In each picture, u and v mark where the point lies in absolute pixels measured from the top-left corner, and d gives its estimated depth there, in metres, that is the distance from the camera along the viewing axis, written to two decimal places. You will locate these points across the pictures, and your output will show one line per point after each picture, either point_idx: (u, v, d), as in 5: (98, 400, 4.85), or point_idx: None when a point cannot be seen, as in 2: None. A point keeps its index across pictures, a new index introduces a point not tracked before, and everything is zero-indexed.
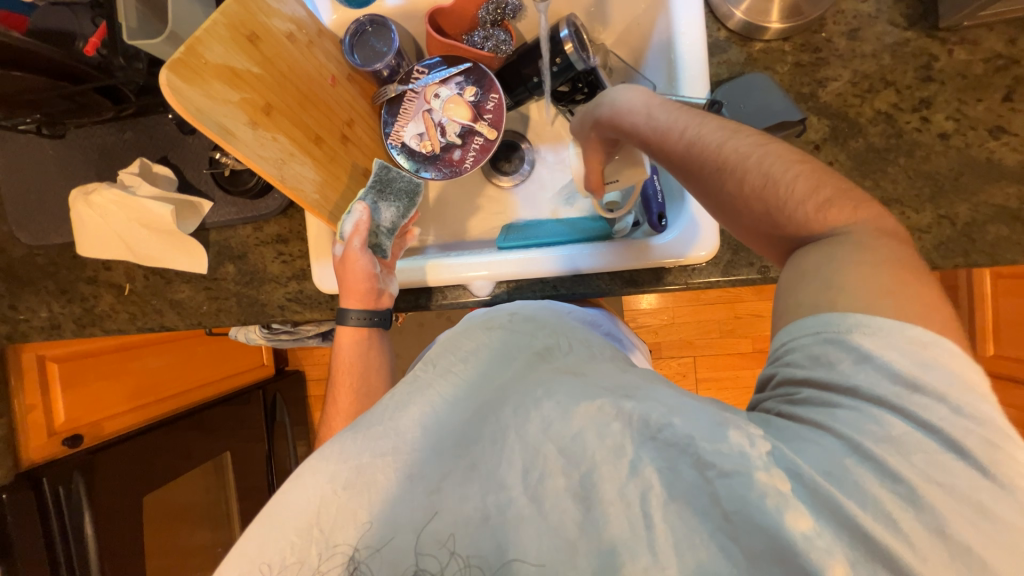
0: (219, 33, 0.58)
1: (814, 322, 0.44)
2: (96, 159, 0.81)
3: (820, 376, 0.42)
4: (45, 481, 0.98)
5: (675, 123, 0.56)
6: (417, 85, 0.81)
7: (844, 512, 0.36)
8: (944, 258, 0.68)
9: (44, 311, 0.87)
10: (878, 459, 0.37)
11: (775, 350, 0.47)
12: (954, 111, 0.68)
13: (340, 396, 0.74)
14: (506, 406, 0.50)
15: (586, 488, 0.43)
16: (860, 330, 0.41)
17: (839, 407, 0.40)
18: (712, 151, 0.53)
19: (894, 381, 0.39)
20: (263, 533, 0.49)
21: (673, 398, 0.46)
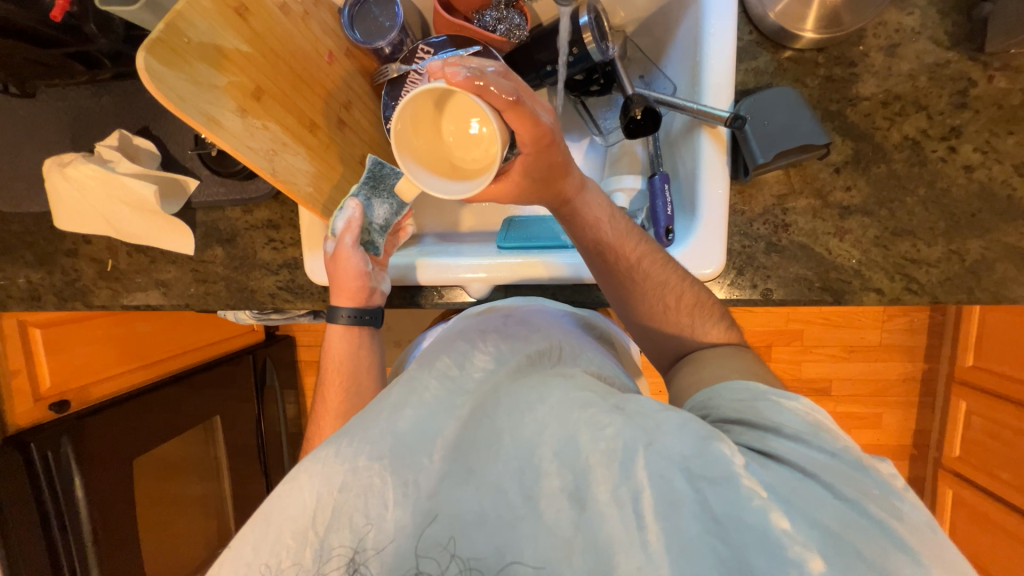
0: (203, 7, 0.52)
1: (733, 389, 0.54)
2: (71, 124, 0.75)
3: (747, 417, 0.51)
4: (34, 446, 0.98)
5: (626, 235, 0.64)
6: (422, 66, 0.73)
7: (810, 515, 0.42)
8: (948, 293, 0.68)
9: (21, 281, 0.83)
10: (822, 476, 0.44)
11: (700, 399, 0.57)
12: (983, 143, 0.65)
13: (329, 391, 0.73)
14: (498, 407, 0.51)
15: (580, 489, 0.45)
16: (773, 393, 0.52)
17: (772, 436, 0.48)
18: (642, 272, 0.64)
19: (805, 423, 0.48)
20: (260, 537, 0.47)
21: (659, 411, 0.48)
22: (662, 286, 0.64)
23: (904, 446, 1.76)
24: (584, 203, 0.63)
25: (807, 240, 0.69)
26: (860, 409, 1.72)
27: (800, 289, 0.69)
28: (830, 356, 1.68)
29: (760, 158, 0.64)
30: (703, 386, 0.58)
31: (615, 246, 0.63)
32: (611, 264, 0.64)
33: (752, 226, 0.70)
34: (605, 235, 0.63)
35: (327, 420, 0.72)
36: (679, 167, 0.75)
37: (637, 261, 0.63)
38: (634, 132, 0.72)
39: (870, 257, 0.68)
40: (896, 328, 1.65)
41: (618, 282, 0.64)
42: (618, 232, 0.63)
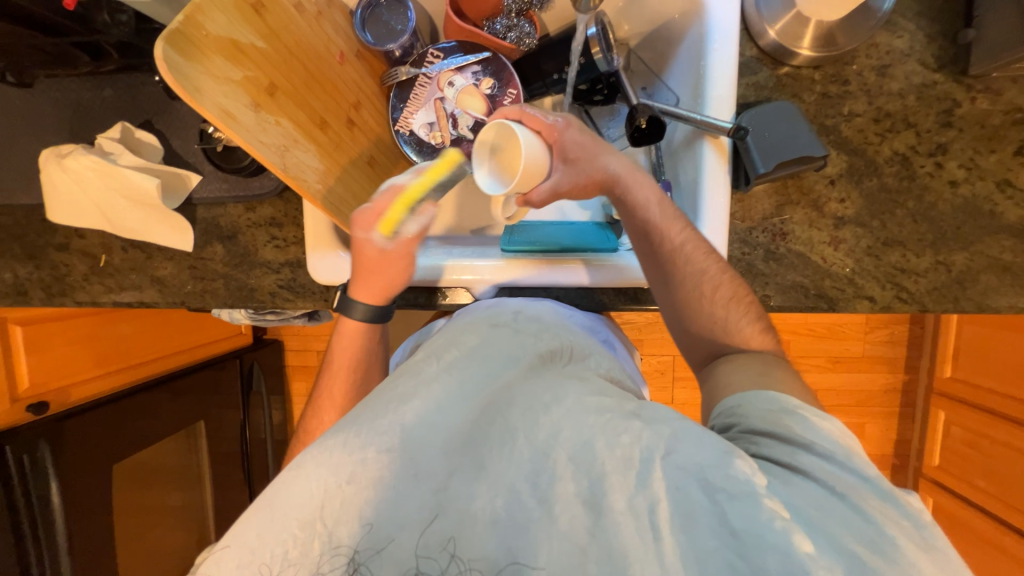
0: (222, 0, 0.52)
1: (766, 398, 0.54)
2: (70, 116, 0.74)
3: (779, 430, 0.50)
4: (9, 449, 0.94)
5: (674, 218, 0.65)
6: (431, 70, 0.76)
7: (838, 540, 0.42)
8: (936, 302, 0.70)
9: (7, 275, 0.80)
10: (849, 498, 0.45)
11: (728, 406, 0.56)
12: (966, 160, 0.69)
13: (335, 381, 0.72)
14: (513, 407, 0.52)
15: (595, 496, 0.46)
16: (805, 409, 0.52)
17: (804, 453, 0.48)
18: (684, 256, 0.65)
19: (838, 444, 0.48)
20: (263, 525, 0.45)
21: (678, 421, 0.49)
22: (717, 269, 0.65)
23: (887, 456, 1.78)
24: (636, 184, 0.65)
25: (803, 248, 0.71)
26: (845, 418, 1.75)
27: (796, 295, 0.71)
28: (816, 366, 1.71)
29: (761, 168, 0.66)
30: (739, 390, 0.58)
31: (662, 227, 0.65)
32: (656, 247, 0.65)
33: (751, 234, 0.72)
34: (657, 216, 0.65)
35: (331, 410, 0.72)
36: (680, 175, 0.77)
37: (683, 244, 0.64)
38: (639, 141, 0.75)
39: (863, 266, 0.71)
40: (878, 339, 1.70)
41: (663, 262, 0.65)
42: (667, 214, 0.65)
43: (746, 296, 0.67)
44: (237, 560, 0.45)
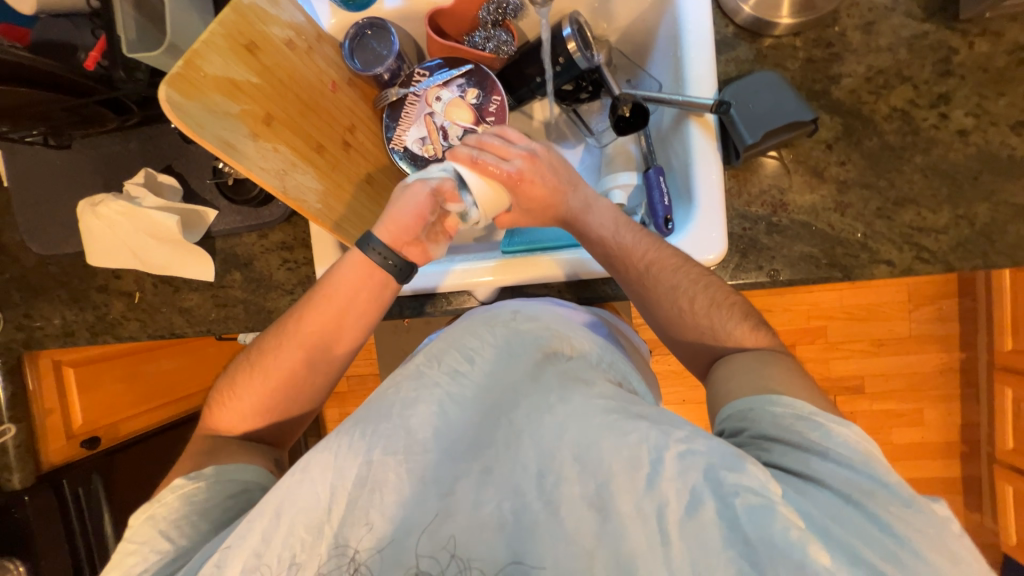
0: (217, 44, 0.58)
1: (774, 403, 0.52)
2: (103, 169, 0.82)
3: (791, 438, 0.49)
4: (66, 482, 1.00)
5: (634, 244, 0.66)
6: (419, 88, 0.79)
7: (857, 552, 0.41)
8: (962, 259, 0.66)
9: (57, 318, 0.88)
10: (864, 505, 0.44)
11: (739, 408, 0.54)
12: (973, 107, 0.66)
13: (305, 321, 0.66)
14: (518, 410, 0.52)
15: (602, 498, 0.45)
16: (820, 414, 0.50)
17: (815, 460, 0.47)
18: (652, 278, 0.64)
19: (858, 451, 0.47)
20: (269, 528, 0.47)
21: (682, 429, 0.47)
22: (693, 283, 0.64)
23: (952, 442, 1.62)
24: (590, 221, 0.68)
25: (807, 217, 0.69)
26: (898, 405, 1.61)
27: (806, 267, 0.68)
28: (858, 351, 1.59)
29: (749, 139, 0.65)
30: (739, 394, 0.56)
31: (623, 255, 0.66)
32: (622, 273, 0.66)
33: (750, 209, 0.70)
34: (614, 248, 0.66)
35: (289, 348, 0.66)
36: (672, 160, 0.77)
37: (647, 267, 0.65)
38: (624, 130, 0.78)
39: (875, 229, 0.68)
40: (924, 317, 1.56)
41: (630, 286, 0.66)
42: (625, 243, 0.66)
43: (729, 298, 0.64)
44: (241, 561, 0.46)
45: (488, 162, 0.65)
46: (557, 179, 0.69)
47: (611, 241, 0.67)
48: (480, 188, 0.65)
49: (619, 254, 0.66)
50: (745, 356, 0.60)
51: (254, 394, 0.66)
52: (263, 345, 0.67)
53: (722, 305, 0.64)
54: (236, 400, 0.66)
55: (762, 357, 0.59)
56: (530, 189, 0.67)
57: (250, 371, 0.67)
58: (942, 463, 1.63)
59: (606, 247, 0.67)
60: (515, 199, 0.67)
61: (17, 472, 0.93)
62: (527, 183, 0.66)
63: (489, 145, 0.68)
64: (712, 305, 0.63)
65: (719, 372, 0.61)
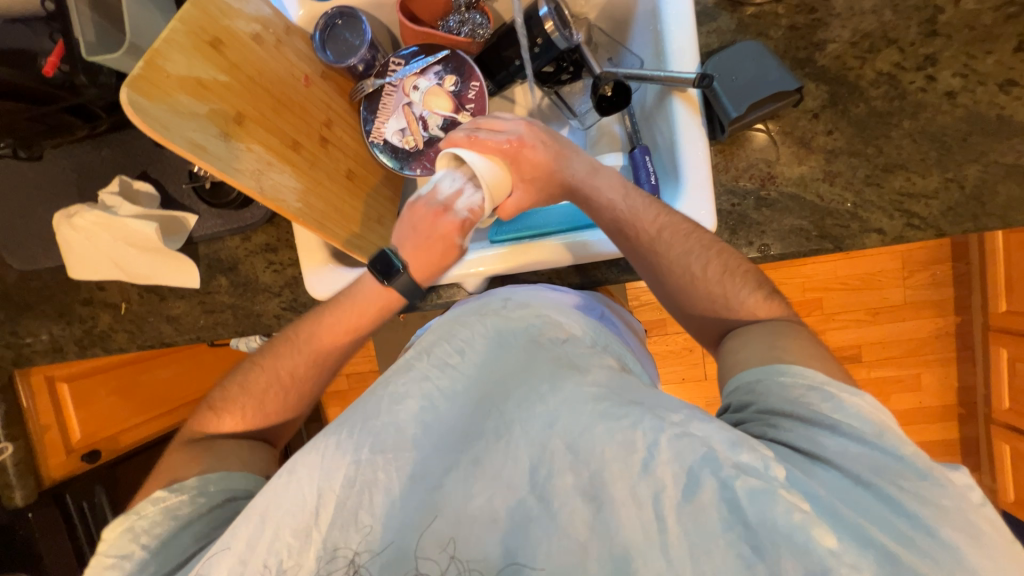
0: (179, 43, 0.56)
1: (783, 376, 0.51)
2: (77, 179, 0.80)
3: (799, 412, 0.49)
4: (69, 496, 1.01)
5: (644, 208, 0.64)
6: (395, 78, 0.77)
7: (865, 533, 0.41)
8: (953, 223, 0.65)
9: (44, 334, 0.86)
10: (876, 485, 0.44)
11: (746, 383, 0.54)
12: (961, 67, 0.65)
13: (318, 334, 0.68)
14: (508, 400, 0.52)
15: (595, 487, 0.45)
16: (832, 385, 0.50)
17: (825, 437, 0.47)
18: (663, 243, 0.63)
19: (871, 422, 0.46)
20: (255, 534, 0.47)
21: (681, 410, 0.48)
22: (704, 247, 0.63)
23: (949, 406, 1.64)
24: (596, 190, 0.67)
25: (796, 189, 0.68)
26: (895, 372, 1.63)
27: (797, 240, 0.68)
28: (854, 320, 1.60)
29: (734, 112, 0.64)
30: (746, 367, 0.55)
31: (633, 219, 0.64)
32: (632, 240, 0.65)
33: (738, 183, 0.69)
34: (625, 212, 0.65)
35: (299, 357, 0.68)
36: (657, 138, 0.75)
37: (659, 231, 0.63)
38: (607, 109, 0.76)
39: (864, 197, 0.67)
40: (919, 283, 1.56)
41: (641, 252, 0.64)
42: (636, 207, 0.65)
43: (740, 265, 0.63)
44: (228, 565, 0.47)
45: (484, 137, 0.66)
46: (555, 149, 0.68)
47: (623, 206, 0.65)
48: (481, 166, 0.64)
49: (630, 218, 0.64)
50: (755, 328, 0.59)
51: (258, 402, 0.67)
52: (270, 355, 0.68)
53: (736, 270, 0.62)
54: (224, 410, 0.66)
55: (762, 330, 0.59)
56: (530, 159, 0.66)
57: (256, 378, 0.68)
58: (940, 426, 1.65)
59: (618, 211, 0.65)
60: (516, 173, 0.66)
61: (19, 489, 0.93)
62: (529, 149, 0.66)
63: (484, 125, 0.69)
64: (712, 279, 0.62)
65: (726, 346, 0.60)
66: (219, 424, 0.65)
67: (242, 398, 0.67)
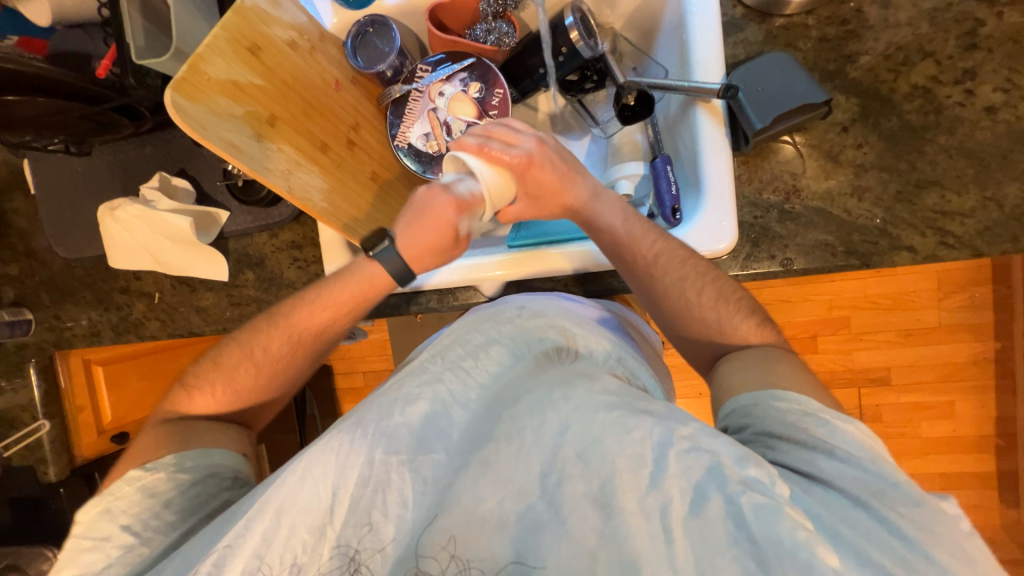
0: (220, 48, 0.59)
1: (780, 401, 0.51)
2: (121, 174, 0.85)
3: (799, 436, 0.48)
4: (97, 475, 1.06)
5: (642, 234, 0.65)
6: (422, 83, 0.79)
7: (867, 556, 0.40)
8: (990, 244, 0.63)
9: (84, 319, 0.91)
10: (873, 507, 0.43)
11: (744, 405, 0.53)
12: (1002, 82, 0.62)
13: (300, 316, 0.69)
14: (517, 404, 0.52)
15: (604, 496, 0.45)
16: (827, 412, 0.49)
17: (823, 458, 0.46)
18: (659, 269, 0.64)
19: (864, 447, 0.46)
20: (270, 529, 0.47)
21: (692, 423, 0.47)
22: (699, 275, 0.63)
23: (987, 437, 1.55)
24: (598, 209, 0.67)
25: (822, 203, 0.66)
26: (927, 397, 1.55)
27: (822, 255, 0.66)
28: (883, 341, 1.54)
29: (759, 123, 0.63)
30: (743, 391, 0.55)
31: (632, 245, 0.65)
32: (629, 264, 0.65)
33: (761, 195, 0.68)
34: (622, 237, 0.65)
35: (282, 338, 0.69)
36: (680, 148, 0.75)
37: (655, 257, 0.64)
38: (630, 118, 0.77)
39: (895, 214, 0.65)
40: (956, 306, 1.49)
41: (637, 277, 0.65)
42: (634, 233, 0.65)
43: (735, 291, 0.63)
44: (243, 563, 0.47)
45: (495, 149, 0.66)
46: (564, 168, 0.68)
47: (621, 231, 0.65)
48: (486, 175, 0.64)
49: (626, 243, 0.65)
50: (749, 352, 0.59)
51: (241, 381, 0.69)
52: (250, 336, 0.70)
53: (732, 295, 0.63)
54: (213, 390, 0.68)
55: (761, 352, 0.59)
56: (542, 177, 0.67)
57: (239, 359, 0.69)
58: (975, 458, 1.56)
59: (614, 237, 0.66)
60: (522, 186, 0.67)
61: (51, 466, 0.98)
62: (537, 168, 0.66)
63: (497, 133, 0.68)
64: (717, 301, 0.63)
65: (723, 367, 0.60)
66: (203, 406, 0.67)
67: (222, 377, 0.69)
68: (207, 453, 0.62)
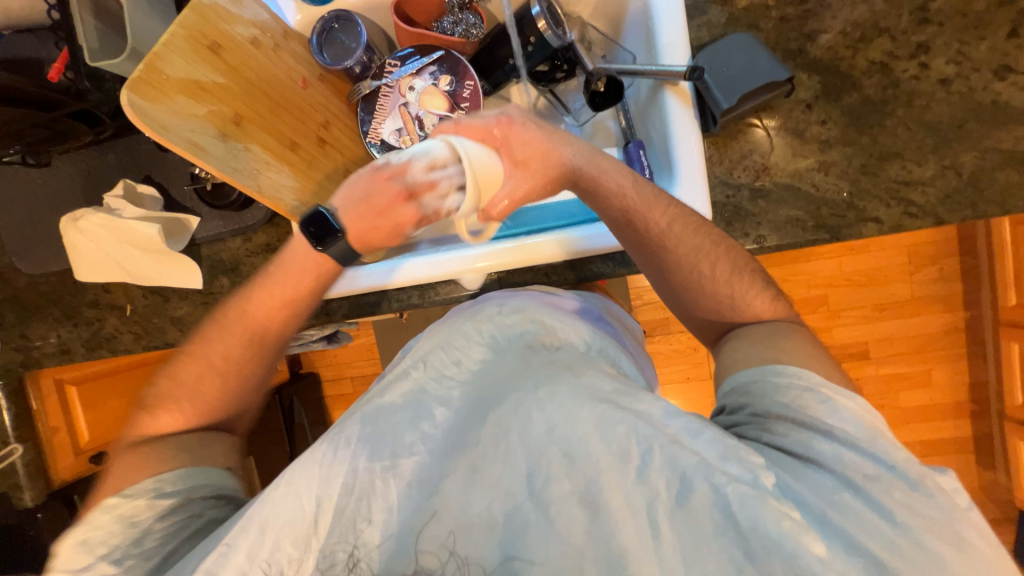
0: (179, 46, 0.58)
1: (778, 376, 0.52)
2: (83, 184, 0.82)
3: (799, 415, 0.49)
4: (77, 497, 1.02)
5: (655, 198, 0.63)
6: (391, 78, 0.78)
7: (854, 540, 0.41)
8: (951, 211, 0.65)
9: (53, 336, 0.88)
10: (865, 490, 0.44)
11: (745, 381, 0.54)
12: (954, 54, 0.64)
13: (249, 309, 0.66)
14: (502, 406, 0.51)
15: (591, 494, 0.45)
16: (827, 387, 0.50)
17: (819, 439, 0.47)
18: (673, 237, 0.62)
19: (863, 426, 0.46)
20: (255, 544, 0.47)
21: (679, 418, 0.47)
22: (709, 245, 0.62)
23: (961, 403, 1.61)
24: (602, 175, 0.64)
25: (790, 180, 0.68)
26: (904, 368, 1.60)
27: (793, 231, 0.67)
28: (860, 317, 1.58)
29: (726, 104, 0.64)
30: (742, 369, 0.55)
31: (644, 211, 0.62)
32: (642, 231, 0.63)
33: (732, 175, 0.69)
34: (636, 200, 0.62)
35: (231, 338, 0.66)
36: (651, 133, 0.75)
37: (668, 225, 0.62)
38: (601, 105, 0.77)
39: (861, 186, 0.66)
40: (926, 278, 1.54)
41: (648, 247, 0.63)
42: (647, 196, 0.62)
43: (731, 272, 0.63)
44: None
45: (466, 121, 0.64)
46: (547, 130, 0.66)
47: (633, 193, 0.62)
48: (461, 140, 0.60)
49: (640, 207, 0.62)
50: (755, 327, 0.60)
51: (184, 389, 0.65)
52: (200, 336, 0.67)
53: (740, 267, 0.63)
54: (161, 401, 0.64)
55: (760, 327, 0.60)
56: (526, 148, 0.64)
57: (189, 365, 0.65)
58: (952, 423, 1.62)
59: (629, 198, 0.62)
60: (503, 156, 0.63)
61: (28, 490, 0.95)
62: (515, 134, 0.64)
63: (467, 117, 0.68)
64: (719, 280, 0.62)
65: (726, 344, 0.60)
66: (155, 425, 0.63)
67: (174, 384, 0.65)
68: (201, 473, 0.60)
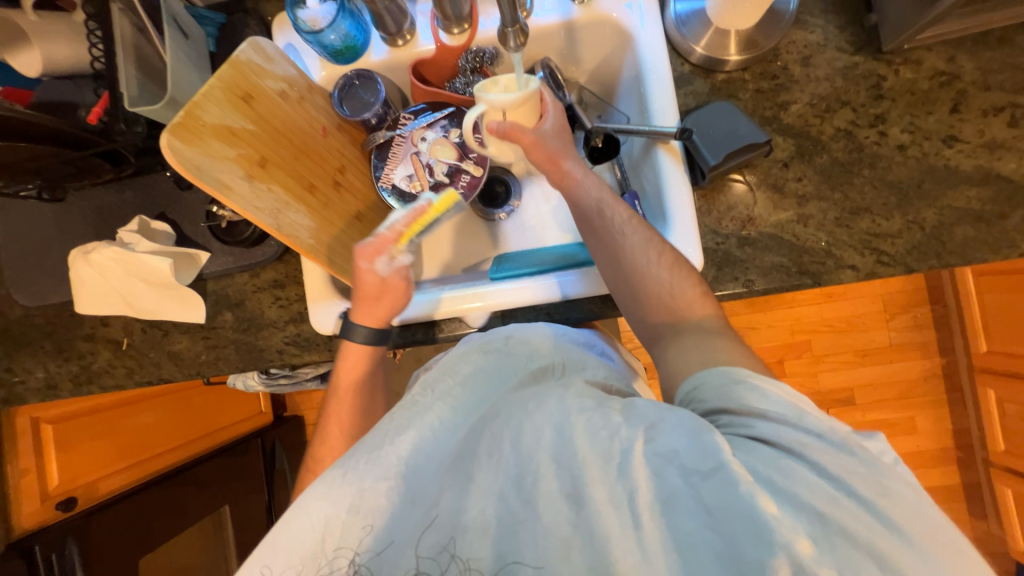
0: (216, 96, 0.62)
1: (715, 374, 0.53)
2: (96, 219, 0.84)
3: (732, 403, 0.49)
4: (37, 547, 0.94)
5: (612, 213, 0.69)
6: (405, 129, 0.84)
7: (800, 500, 0.41)
8: (919, 260, 0.71)
9: (40, 370, 0.86)
10: (806, 456, 0.43)
11: (685, 391, 0.56)
12: (908, 124, 0.73)
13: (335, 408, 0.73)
14: (497, 419, 0.51)
15: (578, 490, 0.45)
16: (753, 376, 0.51)
17: (758, 421, 0.47)
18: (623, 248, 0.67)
19: (787, 403, 0.47)
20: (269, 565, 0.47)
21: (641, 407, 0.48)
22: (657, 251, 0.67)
23: (947, 450, 1.63)
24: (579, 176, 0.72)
25: (774, 230, 0.74)
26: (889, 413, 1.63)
27: (779, 276, 0.73)
28: (844, 362, 1.63)
29: (712, 160, 0.71)
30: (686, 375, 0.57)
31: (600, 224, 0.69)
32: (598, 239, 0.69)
33: (721, 225, 0.75)
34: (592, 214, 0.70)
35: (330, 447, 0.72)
36: (645, 184, 0.82)
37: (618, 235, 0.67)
38: (598, 159, 0.84)
39: (837, 238, 0.73)
40: (902, 325, 1.61)
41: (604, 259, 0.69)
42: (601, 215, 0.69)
43: None
44: None
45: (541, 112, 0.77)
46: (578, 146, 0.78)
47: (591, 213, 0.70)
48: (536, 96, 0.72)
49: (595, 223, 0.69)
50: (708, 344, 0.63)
51: None
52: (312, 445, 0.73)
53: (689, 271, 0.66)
54: None
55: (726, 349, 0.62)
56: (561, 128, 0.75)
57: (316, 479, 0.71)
58: (941, 471, 1.63)
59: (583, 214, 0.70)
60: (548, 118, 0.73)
61: None
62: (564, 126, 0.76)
63: None
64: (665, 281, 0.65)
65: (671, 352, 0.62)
66: None
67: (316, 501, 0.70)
68: None
